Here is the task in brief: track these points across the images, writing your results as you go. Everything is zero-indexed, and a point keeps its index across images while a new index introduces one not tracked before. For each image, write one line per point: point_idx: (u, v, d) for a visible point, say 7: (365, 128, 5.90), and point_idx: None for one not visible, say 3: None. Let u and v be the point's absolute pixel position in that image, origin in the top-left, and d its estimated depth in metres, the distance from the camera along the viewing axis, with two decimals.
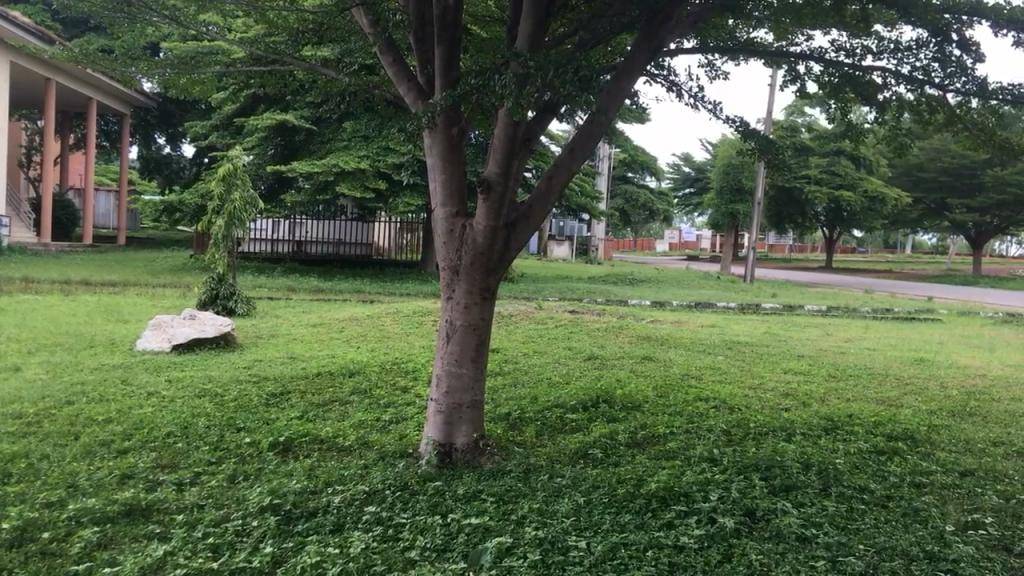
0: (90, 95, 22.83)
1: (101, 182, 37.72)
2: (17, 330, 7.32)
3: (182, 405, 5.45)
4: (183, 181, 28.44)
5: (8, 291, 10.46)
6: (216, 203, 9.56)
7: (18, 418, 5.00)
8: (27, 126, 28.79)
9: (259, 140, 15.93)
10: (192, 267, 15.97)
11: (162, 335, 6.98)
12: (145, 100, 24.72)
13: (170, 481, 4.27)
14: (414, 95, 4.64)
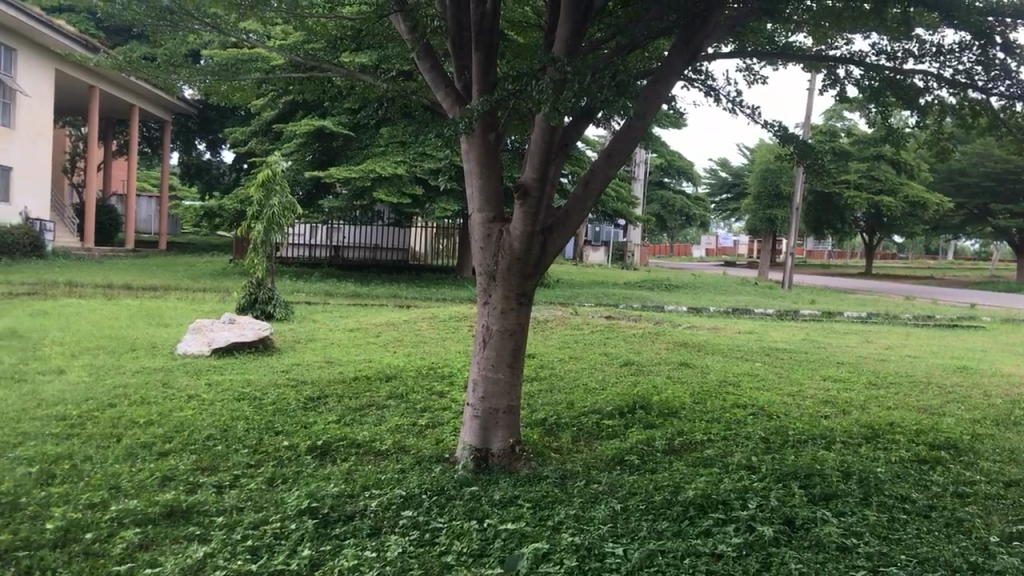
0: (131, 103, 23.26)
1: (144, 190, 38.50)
2: (62, 333, 7.45)
3: (221, 408, 5.49)
4: (222, 187, 28.82)
5: (53, 295, 10.64)
6: (254, 208, 9.62)
7: (62, 420, 5.07)
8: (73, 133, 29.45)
9: (298, 146, 16.08)
10: (232, 271, 16.16)
11: (203, 338, 7.05)
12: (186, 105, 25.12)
13: (209, 483, 4.31)
14: (450, 102, 4.66)
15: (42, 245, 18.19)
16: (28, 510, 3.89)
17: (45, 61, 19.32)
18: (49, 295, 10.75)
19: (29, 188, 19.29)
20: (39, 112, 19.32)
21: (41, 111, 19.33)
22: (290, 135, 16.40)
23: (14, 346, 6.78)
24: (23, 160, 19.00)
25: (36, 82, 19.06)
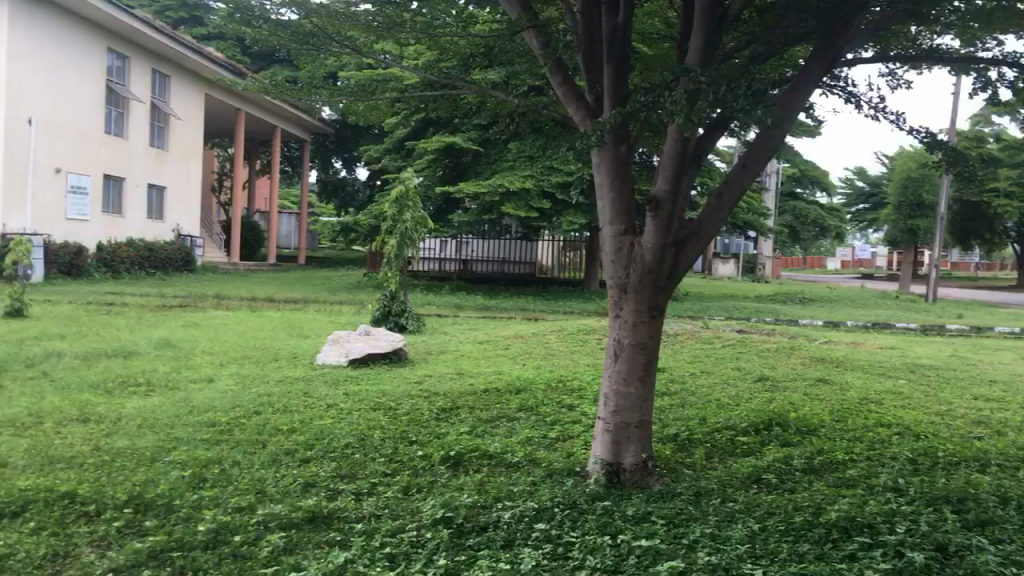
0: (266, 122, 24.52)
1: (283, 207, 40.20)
2: (212, 343, 7.85)
3: (358, 417, 5.65)
4: (356, 205, 29.78)
5: (203, 307, 11.23)
6: (388, 223, 9.89)
7: (212, 426, 5.32)
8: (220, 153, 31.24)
9: (429, 162, 16.47)
10: (367, 285, 16.68)
11: (340, 349, 7.29)
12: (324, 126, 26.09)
13: (349, 491, 4.44)
14: (581, 115, 4.67)
15: (191, 260, 20.39)
16: (182, 511, 4.10)
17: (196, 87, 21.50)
18: (199, 307, 11.36)
19: (181, 207, 21.65)
20: (190, 135, 21.60)
21: (192, 135, 21.60)
22: (421, 153, 16.82)
23: (168, 355, 7.18)
24: (179, 180, 21.30)
25: (189, 107, 21.33)
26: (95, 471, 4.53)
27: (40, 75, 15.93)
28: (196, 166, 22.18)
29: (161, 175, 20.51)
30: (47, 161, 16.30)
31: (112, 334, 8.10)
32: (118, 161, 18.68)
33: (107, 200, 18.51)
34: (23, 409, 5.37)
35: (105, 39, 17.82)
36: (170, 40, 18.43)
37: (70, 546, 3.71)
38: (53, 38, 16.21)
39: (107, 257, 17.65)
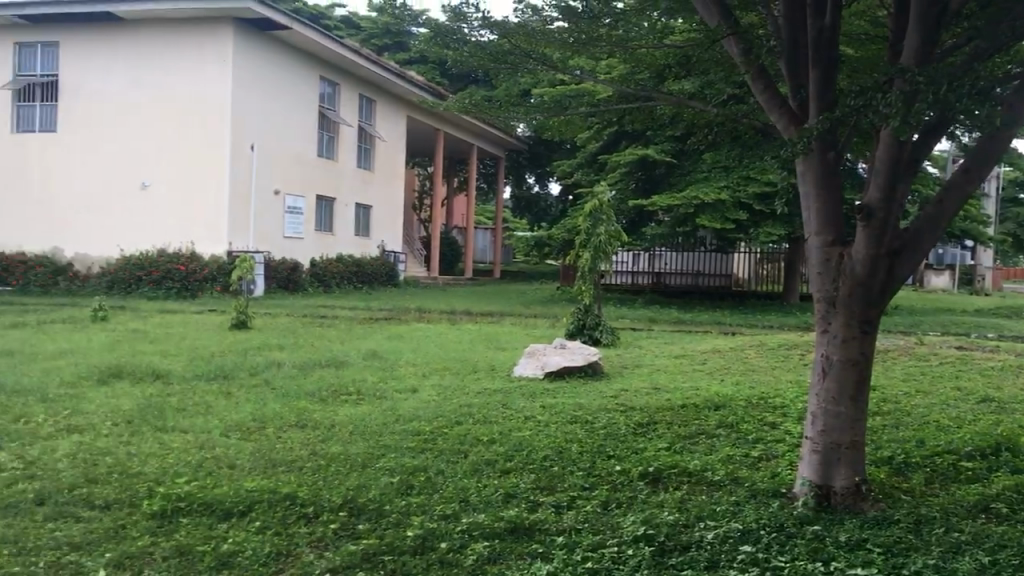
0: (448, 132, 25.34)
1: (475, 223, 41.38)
2: (415, 355, 8.17)
3: (555, 430, 5.69)
4: (549, 219, 30.39)
5: (407, 320, 11.71)
6: (582, 237, 9.94)
7: (417, 435, 5.52)
8: (420, 172, 32.88)
9: (621, 175, 16.47)
10: (561, 298, 16.87)
11: (536, 362, 7.38)
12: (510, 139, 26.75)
13: (549, 503, 4.47)
14: (785, 121, 4.45)
15: (394, 275, 21.59)
16: (392, 517, 4.27)
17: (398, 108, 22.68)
18: (402, 320, 11.89)
19: (385, 224, 22.80)
20: (393, 155, 22.84)
21: (395, 155, 22.84)
22: (616, 166, 16.75)
23: (376, 366, 7.53)
24: (383, 199, 22.53)
25: (392, 128, 22.58)
26: (312, 475, 4.80)
27: (261, 104, 17.28)
28: (398, 185, 23.42)
29: (367, 194, 21.68)
30: (267, 184, 17.63)
31: (324, 345, 8.60)
32: (328, 182, 19.92)
33: (321, 220, 19.80)
34: (248, 414, 5.78)
35: (317, 67, 19.04)
36: (376, 66, 19.43)
37: (291, 545, 3.94)
38: (271, 69, 17.51)
39: (319, 272, 18.81)
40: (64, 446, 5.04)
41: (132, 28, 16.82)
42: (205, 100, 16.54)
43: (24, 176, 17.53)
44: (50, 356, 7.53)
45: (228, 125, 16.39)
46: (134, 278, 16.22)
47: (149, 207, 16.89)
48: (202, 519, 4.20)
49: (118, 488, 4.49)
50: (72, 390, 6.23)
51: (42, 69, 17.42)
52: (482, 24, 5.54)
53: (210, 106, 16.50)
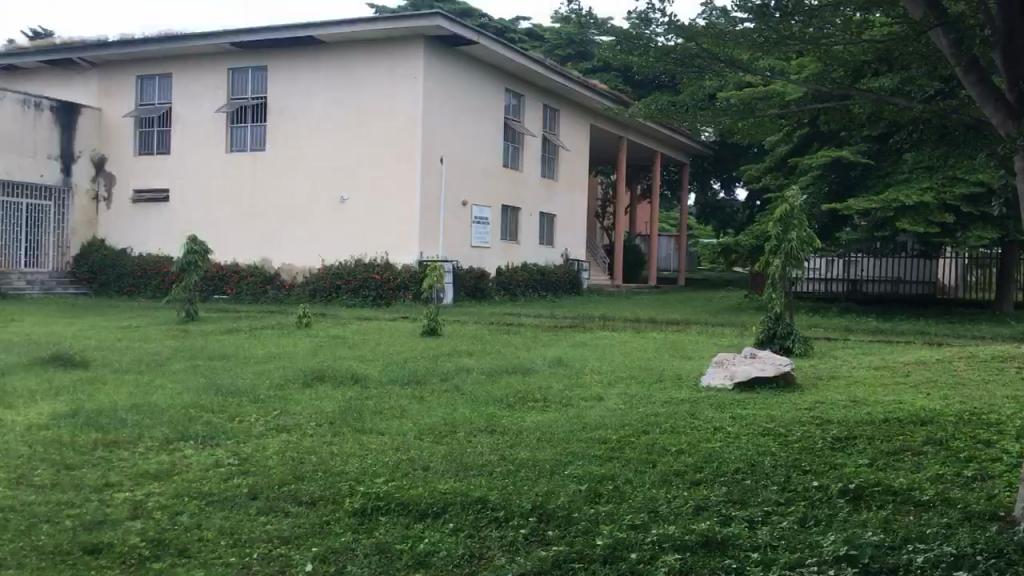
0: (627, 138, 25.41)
1: (653, 231, 41.05)
2: (600, 363, 8.18)
3: (747, 442, 5.52)
4: (736, 225, 29.88)
5: (590, 329, 11.72)
6: (772, 243, 9.60)
7: (604, 443, 5.49)
8: (603, 180, 33.14)
9: (813, 178, 15.82)
10: (749, 306, 16.42)
11: (725, 371, 7.19)
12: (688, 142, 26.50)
13: (742, 517, 4.33)
14: (1001, 117, 4.10)
15: (577, 283, 21.85)
16: (582, 525, 4.25)
17: (580, 117, 22.98)
18: (587, 328, 11.95)
19: (568, 232, 23.08)
20: (576, 164, 23.16)
21: (577, 163, 23.15)
22: (808, 169, 16.03)
23: (562, 374, 7.58)
24: (566, 207, 22.84)
25: (575, 137, 22.91)
26: (502, 479, 4.85)
27: (449, 118, 17.91)
28: (581, 193, 23.70)
29: (550, 202, 22.04)
30: (456, 195, 18.27)
31: (512, 352, 8.77)
32: (513, 192, 20.39)
33: (506, 229, 20.26)
34: (440, 419, 5.96)
35: (501, 80, 19.55)
36: (558, 75, 19.70)
37: (484, 548, 4.01)
38: (458, 85, 18.14)
39: (505, 279, 19.44)
40: (274, 445, 5.36)
41: (332, 50, 17.84)
42: (398, 115, 17.33)
43: (236, 192, 18.88)
44: (261, 359, 8.07)
45: (420, 139, 17.11)
46: (334, 286, 17.29)
47: (347, 219, 17.82)
48: (399, 518, 4.33)
49: (321, 486, 4.72)
50: (281, 392, 6.65)
51: (253, 92, 18.75)
52: (667, 28, 5.25)
53: (402, 121, 17.28)
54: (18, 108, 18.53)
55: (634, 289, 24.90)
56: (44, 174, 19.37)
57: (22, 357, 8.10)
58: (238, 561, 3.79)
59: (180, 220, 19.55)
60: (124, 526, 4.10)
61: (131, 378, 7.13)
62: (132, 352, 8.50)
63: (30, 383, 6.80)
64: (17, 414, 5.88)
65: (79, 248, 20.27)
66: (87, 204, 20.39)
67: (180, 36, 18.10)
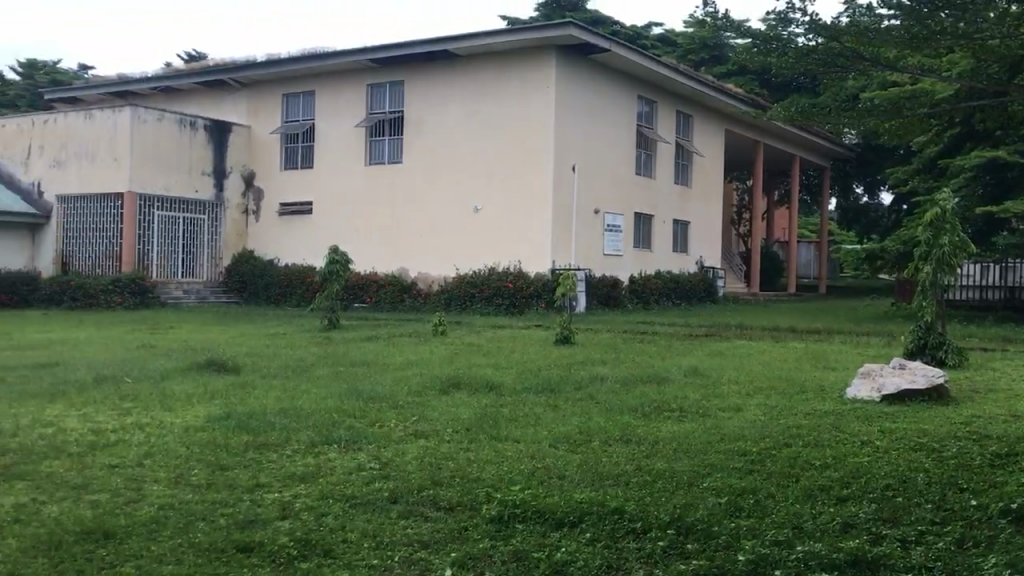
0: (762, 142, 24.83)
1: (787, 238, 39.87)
2: (738, 373, 7.99)
3: (897, 458, 5.27)
4: (880, 231, 28.81)
5: (727, 338, 11.47)
6: (922, 249, 9.13)
7: (744, 455, 5.35)
8: (738, 186, 32.49)
9: (964, 180, 14.99)
10: (894, 316, 15.70)
11: (872, 384, 6.89)
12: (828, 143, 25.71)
13: (894, 536, 4.12)
14: None
15: (713, 291, 21.46)
16: (722, 538, 4.14)
17: (714, 122, 22.66)
18: (724, 337, 11.69)
19: (703, 239, 22.70)
20: (711, 169, 22.83)
21: (712, 169, 22.82)
22: (960, 170, 15.17)
23: (699, 384, 7.44)
24: (701, 214, 22.52)
25: (710, 142, 22.60)
26: (639, 490, 4.78)
27: (581, 126, 17.94)
28: (716, 199, 23.31)
29: (684, 209, 21.76)
30: (588, 204, 18.28)
31: (647, 361, 8.67)
32: (646, 199, 20.23)
33: (639, 236, 20.14)
34: (574, 427, 5.96)
35: (633, 88, 19.45)
36: (691, 80, 19.43)
37: (621, 559, 3.96)
38: (589, 93, 18.16)
39: (638, 288, 19.15)
40: (413, 450, 5.48)
41: (466, 63, 18.20)
42: (531, 125, 17.49)
43: (374, 204, 19.48)
44: (400, 366, 8.27)
45: (552, 148, 17.20)
46: (468, 294, 17.42)
47: (481, 228, 18.08)
48: (536, 526, 4.32)
49: (458, 491, 4.77)
50: (418, 399, 6.79)
51: (390, 106, 19.33)
52: (808, 27, 5.05)
53: (535, 130, 17.42)
54: (175, 128, 19.81)
55: (772, 297, 24.28)
56: (200, 189, 20.57)
57: (179, 362, 8.59)
58: (380, 563, 3.86)
59: (322, 232, 20.33)
60: (274, 525, 4.26)
61: (278, 383, 7.44)
62: (278, 358, 8.87)
63: (187, 387, 7.20)
64: (176, 417, 6.22)
65: (231, 259, 21.27)
66: (237, 217, 21.42)
67: (322, 55, 18.85)
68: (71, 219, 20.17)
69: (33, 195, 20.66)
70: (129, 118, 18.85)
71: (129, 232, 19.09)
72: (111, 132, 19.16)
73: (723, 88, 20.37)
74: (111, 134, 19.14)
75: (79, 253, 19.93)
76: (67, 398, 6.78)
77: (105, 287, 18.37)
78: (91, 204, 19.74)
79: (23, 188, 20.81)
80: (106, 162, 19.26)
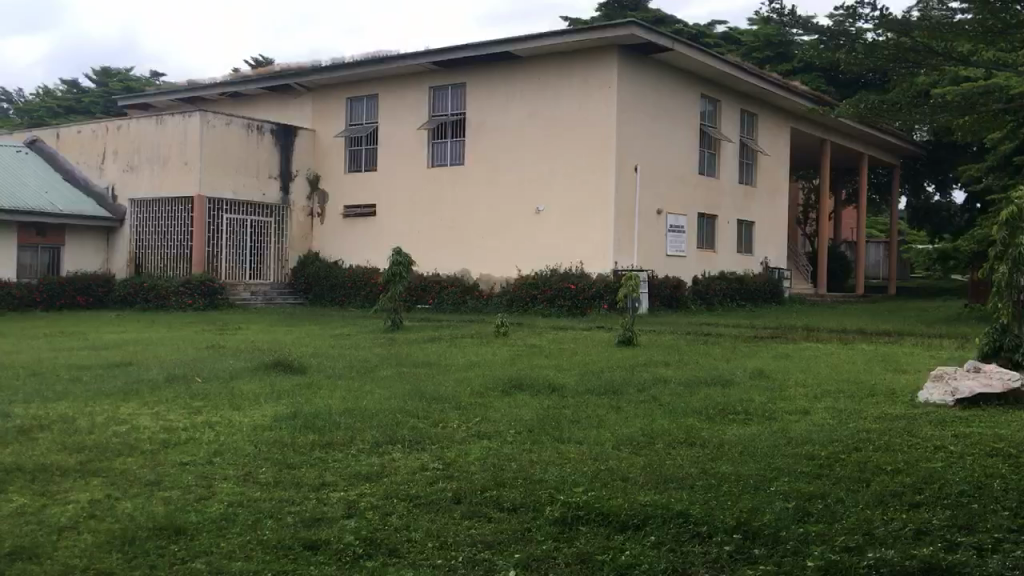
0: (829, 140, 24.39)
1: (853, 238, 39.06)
2: (805, 375, 7.85)
3: (972, 463, 5.12)
4: (953, 230, 28.16)
5: (794, 340, 11.29)
6: (998, 248, 8.85)
7: (812, 459, 5.25)
8: (804, 185, 31.96)
9: None
10: (969, 317, 15.25)
11: (944, 387, 6.71)
12: (897, 139, 25.11)
13: (970, 544, 4.00)
14: None
15: (778, 293, 21.13)
16: (790, 544, 4.06)
17: (778, 120, 22.32)
18: (790, 339, 11.50)
19: (768, 239, 22.39)
20: (776, 168, 22.49)
21: (778, 167, 22.48)
22: None
23: (765, 386, 7.33)
24: (765, 214, 22.20)
25: (775, 141, 22.27)
26: (704, 494, 4.71)
27: (644, 126, 17.82)
28: (781, 198, 22.96)
29: (749, 209, 21.47)
30: (650, 205, 18.16)
31: (711, 363, 8.58)
32: (710, 199, 20.02)
33: (702, 237, 19.94)
34: (637, 429, 5.92)
35: (696, 87, 19.27)
36: (755, 78, 19.15)
37: (687, 563, 3.91)
38: (652, 93, 18.03)
39: (701, 289, 18.98)
40: (476, 451, 5.50)
41: (528, 65, 18.23)
42: (592, 126, 17.42)
43: (436, 206, 19.63)
44: (463, 367, 8.32)
45: (614, 148, 17.10)
46: (530, 295, 17.42)
47: (543, 230, 18.07)
48: (599, 528, 4.30)
49: (522, 492, 4.76)
50: (481, 399, 6.82)
51: (453, 108, 19.47)
52: (878, 22, 4.89)
53: (597, 131, 17.35)
54: (243, 132, 20.23)
55: (840, 298, 23.82)
56: (267, 192, 20.95)
57: (248, 362, 8.76)
58: (445, 563, 3.88)
59: (385, 234, 20.58)
60: (340, 524, 4.31)
61: (343, 383, 7.54)
62: (344, 359, 9.00)
63: (255, 387, 7.33)
64: (244, 415, 6.34)
65: (297, 261, 21.65)
66: (304, 219, 21.86)
67: (385, 59, 19.08)
68: (144, 223, 20.73)
69: (108, 199, 21.31)
70: (199, 124, 19.28)
71: (199, 234, 19.50)
72: (181, 137, 19.63)
73: (788, 85, 20.04)
74: (181, 139, 19.61)
75: (152, 256, 20.46)
76: (140, 396, 6.96)
77: (176, 288, 18.79)
78: (163, 207, 20.24)
79: (98, 192, 21.48)
80: (176, 166, 19.74)
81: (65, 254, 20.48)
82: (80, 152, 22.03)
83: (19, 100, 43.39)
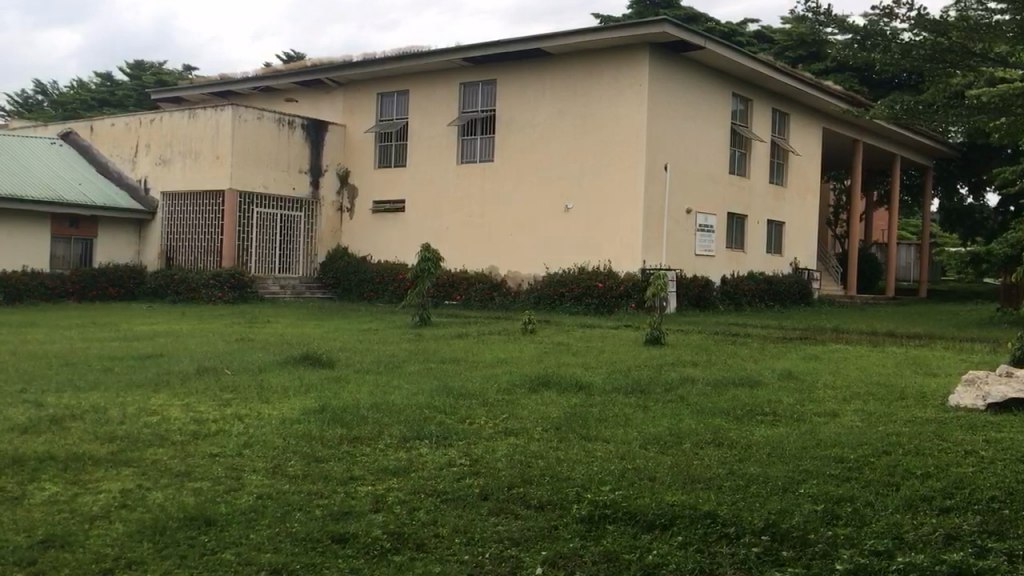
0: (860, 141, 24.17)
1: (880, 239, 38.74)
2: (835, 377, 7.82)
3: (1004, 469, 5.08)
4: (986, 236, 28.21)
5: (826, 341, 11.26)
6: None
7: (841, 463, 5.22)
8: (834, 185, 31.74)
9: None
10: (1001, 321, 15.07)
11: (976, 393, 6.64)
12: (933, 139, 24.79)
13: (1000, 549, 3.96)
14: None
15: (807, 294, 21.01)
16: (819, 547, 4.04)
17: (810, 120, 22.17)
18: (820, 340, 11.45)
19: (798, 241, 22.29)
20: (807, 169, 22.35)
21: (808, 169, 22.34)
22: None
23: (795, 387, 7.32)
24: (796, 214, 22.04)
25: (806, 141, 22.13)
26: (732, 494, 4.70)
27: (674, 125, 17.74)
28: (812, 200, 22.79)
29: (779, 209, 21.36)
30: (680, 204, 18.11)
31: (740, 364, 8.58)
32: (740, 199, 19.91)
33: (732, 237, 19.83)
34: (665, 429, 5.91)
35: (728, 87, 19.18)
36: (788, 79, 19.06)
37: (714, 563, 3.89)
38: (683, 92, 17.96)
39: (730, 289, 18.92)
40: (504, 448, 5.51)
41: (559, 63, 18.22)
42: (622, 124, 17.37)
43: (464, 203, 19.67)
44: (490, 363, 8.36)
45: (642, 146, 17.04)
46: (558, 294, 17.42)
47: (571, 228, 18.04)
48: (627, 527, 4.29)
49: (548, 490, 4.76)
50: (508, 397, 6.84)
51: (482, 105, 19.48)
52: (914, 22, 4.82)
53: (625, 128, 17.31)
54: (274, 127, 20.38)
55: (870, 300, 23.66)
56: (297, 187, 21.10)
57: (277, 355, 8.83)
58: (472, 560, 3.89)
59: (412, 231, 20.67)
60: (367, 518, 4.32)
61: (372, 377, 7.59)
62: (372, 354, 9.03)
63: (284, 379, 7.40)
64: (273, 409, 6.38)
65: (326, 256, 21.78)
66: (333, 215, 22.00)
67: (415, 55, 19.16)
68: (174, 216, 20.90)
69: (140, 191, 21.50)
70: (229, 117, 19.40)
71: (229, 227, 19.62)
72: (212, 131, 19.75)
73: (819, 85, 19.88)
74: (212, 132, 19.72)
75: (182, 249, 20.65)
76: (170, 388, 7.02)
77: (206, 281, 18.90)
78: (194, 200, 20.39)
79: (131, 183, 21.67)
80: (207, 160, 19.86)
81: (96, 245, 20.67)
82: (112, 144, 22.23)
83: (51, 91, 43.90)
